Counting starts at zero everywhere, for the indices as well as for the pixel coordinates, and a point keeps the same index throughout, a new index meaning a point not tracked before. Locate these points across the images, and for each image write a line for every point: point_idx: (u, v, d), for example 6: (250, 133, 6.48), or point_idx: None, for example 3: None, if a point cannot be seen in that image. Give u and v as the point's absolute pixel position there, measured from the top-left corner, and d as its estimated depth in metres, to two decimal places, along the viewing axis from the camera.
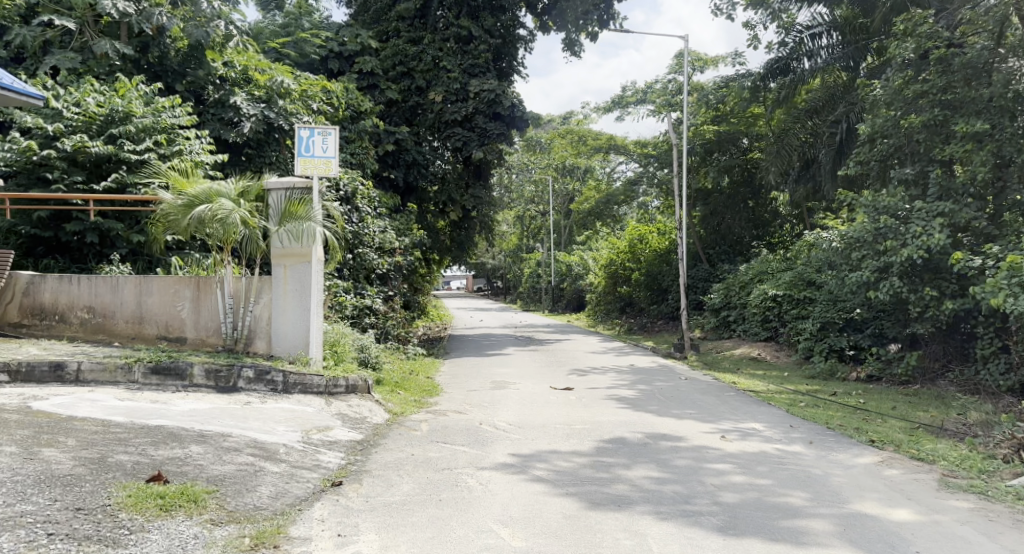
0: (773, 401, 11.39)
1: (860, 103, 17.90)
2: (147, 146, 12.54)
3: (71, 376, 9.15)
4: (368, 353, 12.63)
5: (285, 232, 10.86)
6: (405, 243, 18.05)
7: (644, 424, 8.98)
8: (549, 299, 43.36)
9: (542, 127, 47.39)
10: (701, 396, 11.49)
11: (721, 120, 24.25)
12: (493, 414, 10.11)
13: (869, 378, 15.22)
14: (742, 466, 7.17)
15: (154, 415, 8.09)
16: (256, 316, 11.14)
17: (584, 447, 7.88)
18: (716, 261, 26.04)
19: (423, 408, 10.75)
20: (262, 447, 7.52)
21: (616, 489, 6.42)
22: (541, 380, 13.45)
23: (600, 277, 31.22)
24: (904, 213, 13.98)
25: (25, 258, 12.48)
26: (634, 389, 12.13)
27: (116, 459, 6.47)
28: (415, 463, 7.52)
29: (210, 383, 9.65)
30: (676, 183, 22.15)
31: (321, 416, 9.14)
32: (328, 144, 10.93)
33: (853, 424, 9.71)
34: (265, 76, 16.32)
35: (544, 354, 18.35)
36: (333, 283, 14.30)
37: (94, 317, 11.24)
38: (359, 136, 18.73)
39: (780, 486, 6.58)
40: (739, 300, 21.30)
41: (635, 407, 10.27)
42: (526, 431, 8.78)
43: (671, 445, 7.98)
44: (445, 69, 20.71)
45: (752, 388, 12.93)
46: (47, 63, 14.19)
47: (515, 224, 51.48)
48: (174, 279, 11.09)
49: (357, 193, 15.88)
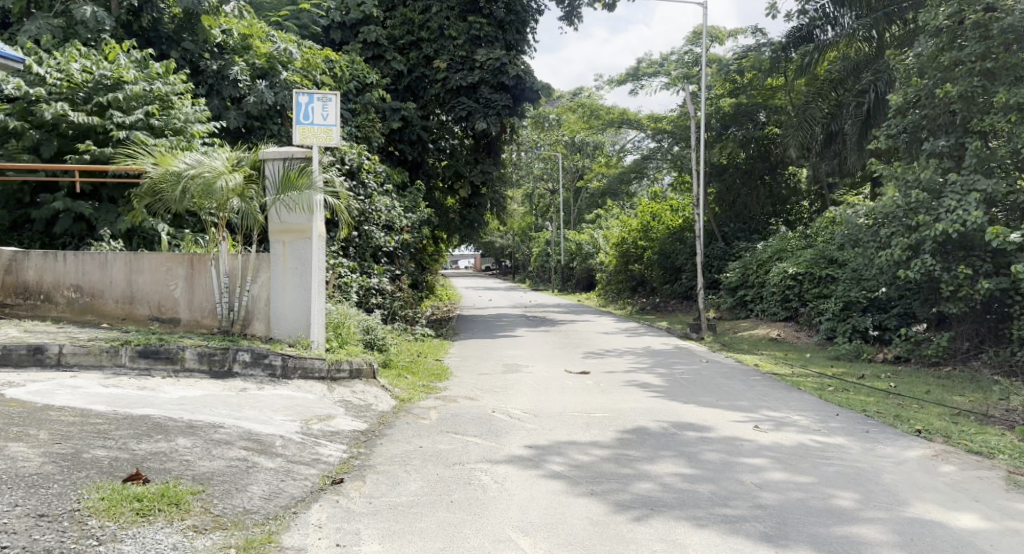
0: (802, 386, 10.60)
1: (889, 71, 16.97)
2: (139, 116, 12.04)
3: (53, 359, 8.52)
4: (373, 335, 12.01)
5: (285, 203, 10.24)
6: (414, 220, 17.31)
7: (668, 413, 8.25)
8: (558, 278, 42.68)
9: (552, 104, 46.50)
10: (725, 381, 10.74)
11: (738, 92, 23.40)
12: (504, 400, 9.44)
13: (897, 359, 14.32)
14: (782, 460, 6.44)
15: (140, 404, 7.46)
16: (253, 296, 10.46)
17: (604, 438, 7.19)
18: (732, 238, 25.13)
19: (430, 393, 10.08)
20: (257, 439, 6.87)
21: (644, 490, 5.70)
22: (554, 363, 12.73)
23: (611, 255, 30.46)
24: (938, 187, 13.05)
25: (12, 233, 12.12)
26: (653, 373, 11.38)
27: (91, 454, 5.84)
28: (422, 457, 6.85)
29: (203, 367, 9.00)
30: (693, 157, 21.30)
31: (322, 403, 8.50)
32: (328, 111, 10.20)
33: (893, 411, 8.91)
34: (269, 46, 15.74)
35: (556, 335, 17.64)
36: (337, 264, 13.66)
37: (82, 296, 10.60)
38: (364, 108, 18.00)
39: (828, 484, 5.85)
40: (757, 279, 20.50)
41: (656, 393, 9.56)
42: (542, 420, 8.08)
43: (699, 436, 7.25)
44: (451, 37, 19.98)
45: (776, 371, 12.17)
46: (30, 30, 13.58)
47: (523, 204, 50.69)
48: (166, 257, 10.43)
49: (363, 168, 15.31)
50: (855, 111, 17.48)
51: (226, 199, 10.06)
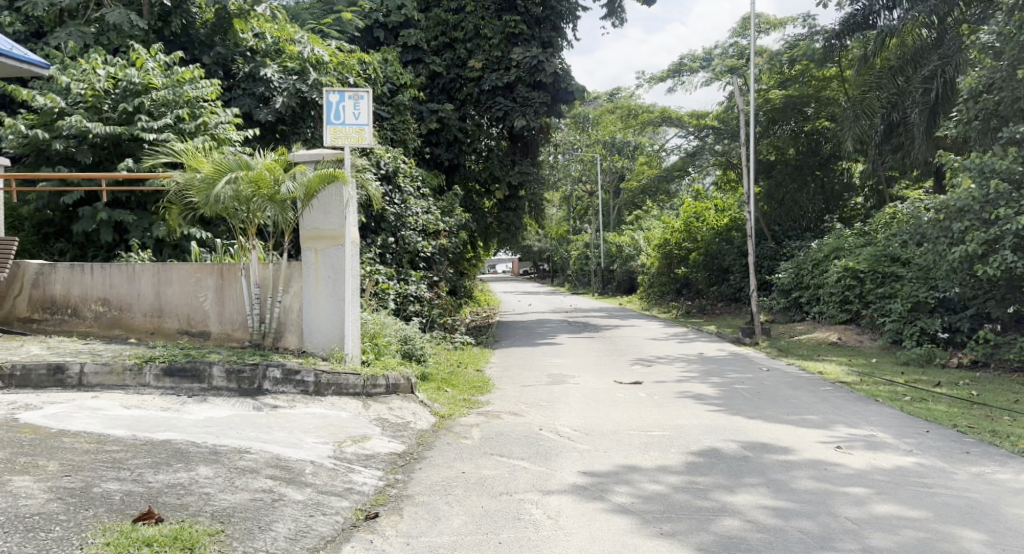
0: (880, 397, 9.70)
1: (957, 55, 15.92)
2: (167, 123, 11.61)
3: (73, 380, 8.05)
4: (411, 345, 11.42)
5: (316, 205, 9.68)
6: (452, 224, 16.69)
7: (738, 431, 7.50)
8: (598, 281, 41.96)
9: (591, 104, 45.82)
10: (793, 391, 9.92)
11: (788, 85, 22.47)
12: (553, 416, 8.76)
13: (973, 365, 13.32)
14: (883, 490, 5.65)
15: (161, 427, 6.93)
16: (285, 307, 9.93)
17: (671, 463, 6.48)
18: (783, 238, 24.12)
19: (472, 408, 9.43)
20: (285, 466, 6.27)
21: (726, 529, 4.98)
22: (603, 372, 12.01)
23: (653, 257, 29.66)
24: (1020, 176, 12.12)
25: (41, 246, 11.85)
26: (712, 383, 10.58)
27: (101, 488, 5.30)
28: (467, 485, 6.19)
29: (232, 385, 8.44)
30: (744, 153, 20.47)
31: (357, 422, 7.91)
32: (360, 109, 9.59)
33: (989, 426, 8.00)
34: (297, 47, 15.10)
35: (602, 342, 16.90)
36: (374, 270, 13.10)
37: (109, 309, 10.16)
38: (399, 110, 17.55)
39: (944, 520, 5.09)
40: (812, 280, 19.52)
41: (718, 406, 8.79)
42: (596, 440, 7.40)
43: (778, 460, 6.50)
44: (485, 36, 19.39)
45: (844, 380, 11.29)
46: (61, 36, 13.49)
47: (562, 208, 50.00)
48: (195, 267, 9.96)
49: (399, 172, 14.81)
50: (921, 99, 16.54)
51: (257, 205, 9.54)
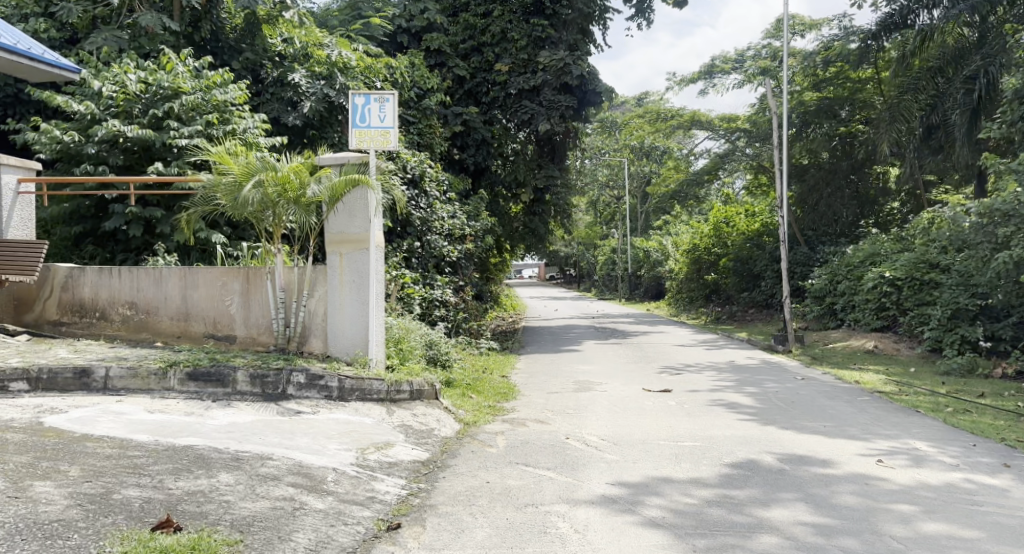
0: (920, 408, 9.42)
1: (1001, 55, 15.86)
2: (196, 127, 11.63)
3: (99, 383, 8.04)
4: (436, 350, 11.33)
5: (342, 210, 9.61)
6: (478, 228, 16.59)
7: (772, 443, 7.29)
8: (626, 287, 41.66)
9: (620, 108, 45.58)
10: (829, 401, 9.67)
11: (823, 87, 22.20)
12: (580, 424, 8.60)
13: (1017, 375, 12.95)
14: (928, 509, 5.46)
15: (185, 432, 6.87)
16: (310, 312, 9.87)
17: (704, 475, 6.29)
18: (816, 243, 23.75)
19: (498, 416, 9.30)
20: (307, 473, 6.18)
21: (764, 547, 4.81)
22: (631, 380, 11.82)
23: (681, 262, 29.37)
24: None
25: (72, 250, 11.92)
26: (744, 392, 10.36)
27: (121, 495, 5.25)
28: (492, 495, 6.06)
29: (255, 390, 8.39)
30: (776, 157, 20.15)
31: (381, 428, 7.81)
32: (385, 112, 9.50)
33: None
34: (326, 51, 15.04)
35: (630, 348, 16.69)
36: (399, 275, 13.03)
37: (137, 313, 10.16)
38: (426, 114, 17.51)
39: (998, 542, 4.89)
40: (846, 286, 19.15)
41: (751, 417, 8.58)
42: (625, 450, 7.23)
43: (815, 473, 6.29)
44: (513, 40, 19.33)
45: (883, 390, 11.01)
46: (94, 40, 13.61)
47: (589, 213, 49.77)
48: (222, 271, 9.95)
49: (425, 176, 14.75)
50: (964, 100, 16.18)
51: (281, 208, 9.47)
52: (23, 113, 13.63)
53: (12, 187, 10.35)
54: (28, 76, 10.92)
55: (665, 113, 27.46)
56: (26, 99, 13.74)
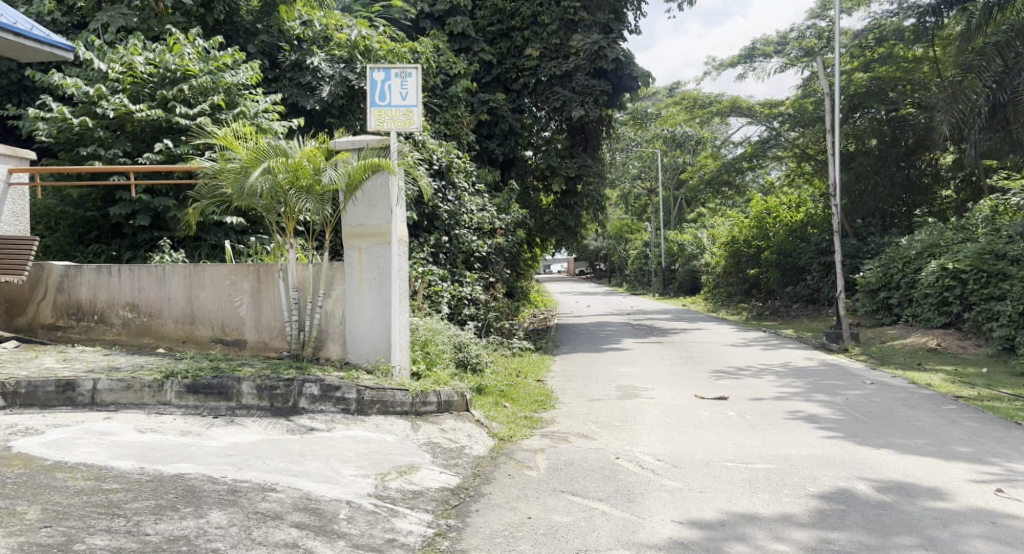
0: (1020, 418, 8.22)
1: None
2: (203, 109, 10.70)
3: (85, 398, 7.13)
4: (466, 353, 10.33)
5: (361, 199, 8.70)
6: (510, 221, 15.56)
7: (865, 466, 6.19)
8: (659, 282, 40.37)
9: (653, 99, 44.39)
10: (912, 411, 8.51)
11: (872, 67, 20.90)
12: (631, 440, 7.53)
13: None
14: None
15: (175, 457, 5.90)
16: (326, 313, 8.87)
17: (791, 510, 5.22)
18: (865, 235, 22.42)
19: (536, 428, 8.28)
20: (316, 508, 5.19)
21: None
22: (682, 385, 10.72)
23: (721, 256, 28.14)
24: None
25: (76, 246, 11.11)
26: (813, 400, 9.19)
27: (84, 545, 4.30)
28: (535, 536, 5.04)
29: (264, 404, 7.44)
30: (827, 141, 18.91)
31: (404, 447, 6.82)
32: (408, 88, 8.48)
33: None
34: (346, 33, 14.20)
35: (673, 348, 15.54)
36: (425, 271, 12.04)
37: (139, 316, 9.23)
38: (452, 101, 16.54)
39: None
40: (904, 279, 17.86)
41: (831, 431, 7.45)
42: (689, 475, 6.19)
43: (929, 507, 5.19)
44: (543, 23, 18.30)
45: (968, 395, 9.77)
46: (100, 20, 12.80)
47: (620, 205, 48.37)
48: (230, 268, 9.01)
49: (453, 166, 13.72)
50: None
51: (292, 197, 8.41)
52: (28, 102, 12.83)
53: (3, 178, 9.48)
54: (19, 56, 10.03)
55: (701, 101, 25.84)
56: (31, 87, 12.94)
